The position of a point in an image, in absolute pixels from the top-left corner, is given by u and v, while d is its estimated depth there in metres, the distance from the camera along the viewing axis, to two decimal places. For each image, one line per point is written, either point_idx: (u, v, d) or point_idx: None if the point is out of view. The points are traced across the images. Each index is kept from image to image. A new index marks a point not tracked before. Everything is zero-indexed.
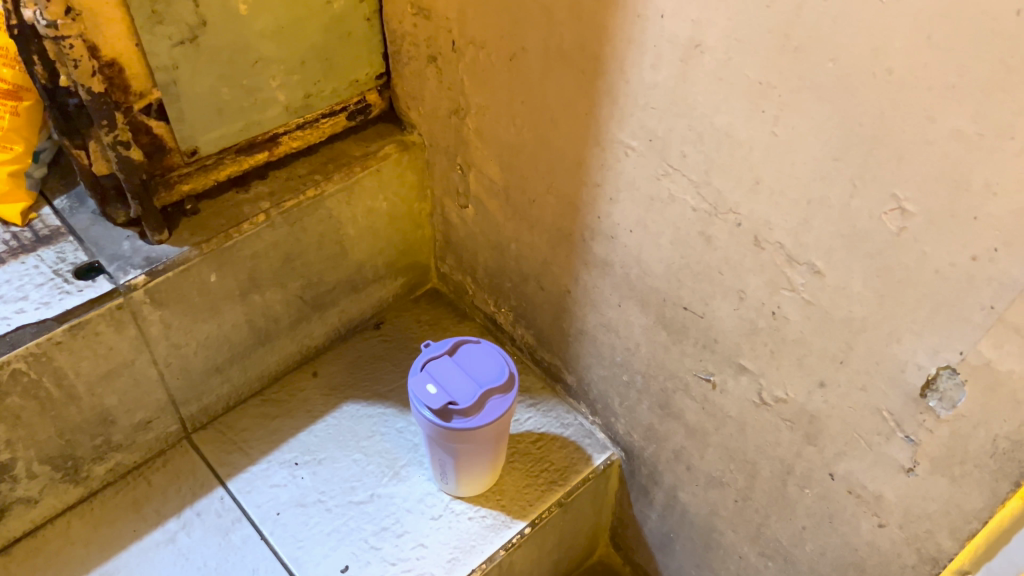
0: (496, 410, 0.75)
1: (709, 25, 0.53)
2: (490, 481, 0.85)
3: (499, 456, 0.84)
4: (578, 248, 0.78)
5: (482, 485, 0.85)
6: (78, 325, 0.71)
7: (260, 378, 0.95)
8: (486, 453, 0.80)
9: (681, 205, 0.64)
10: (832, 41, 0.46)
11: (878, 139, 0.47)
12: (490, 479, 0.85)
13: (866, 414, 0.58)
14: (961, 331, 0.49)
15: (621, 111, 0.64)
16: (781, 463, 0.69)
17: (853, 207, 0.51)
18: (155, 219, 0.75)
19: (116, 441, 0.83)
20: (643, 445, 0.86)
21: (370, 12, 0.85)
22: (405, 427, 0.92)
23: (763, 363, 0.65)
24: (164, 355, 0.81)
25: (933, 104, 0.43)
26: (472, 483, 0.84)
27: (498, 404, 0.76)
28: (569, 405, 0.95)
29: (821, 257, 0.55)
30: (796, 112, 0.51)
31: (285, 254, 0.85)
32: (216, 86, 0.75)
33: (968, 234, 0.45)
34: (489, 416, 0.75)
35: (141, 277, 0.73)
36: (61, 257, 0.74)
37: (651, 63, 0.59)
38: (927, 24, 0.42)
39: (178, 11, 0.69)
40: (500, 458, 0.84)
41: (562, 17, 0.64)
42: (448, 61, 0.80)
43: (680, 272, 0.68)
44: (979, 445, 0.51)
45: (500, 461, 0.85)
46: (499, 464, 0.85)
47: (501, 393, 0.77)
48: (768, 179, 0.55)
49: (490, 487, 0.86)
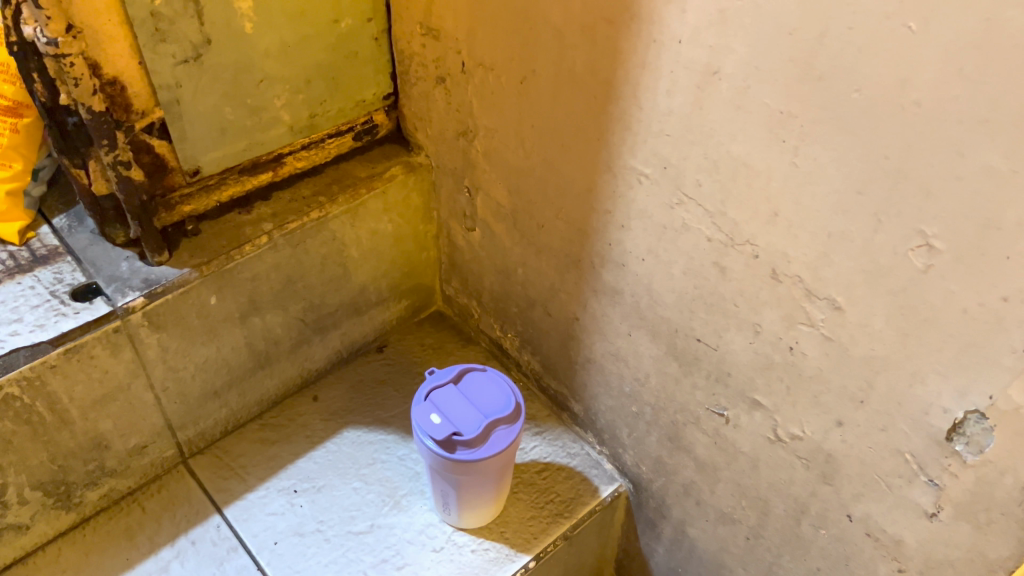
0: (501, 444, 0.73)
1: (727, 52, 0.51)
2: (494, 514, 0.83)
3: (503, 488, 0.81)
4: (587, 276, 0.77)
5: (485, 517, 0.82)
6: (73, 349, 0.69)
7: (259, 402, 0.93)
8: (489, 486, 0.78)
9: (695, 235, 0.62)
10: (857, 71, 0.44)
11: (904, 173, 0.45)
12: (493, 511, 0.83)
13: (887, 455, 0.56)
14: (990, 374, 0.46)
15: (633, 138, 0.62)
16: (795, 502, 0.66)
17: (877, 241, 0.49)
18: (155, 240, 0.73)
19: (110, 466, 0.81)
20: (651, 478, 0.84)
21: (378, 32, 0.83)
22: (406, 454, 0.90)
23: (778, 399, 0.63)
24: (161, 379, 0.79)
25: (963, 138, 0.42)
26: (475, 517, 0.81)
27: (504, 438, 0.74)
28: (575, 434, 0.93)
29: (841, 293, 0.53)
30: (818, 142, 0.49)
31: (287, 276, 0.84)
32: (219, 106, 0.74)
33: (998, 275, 0.43)
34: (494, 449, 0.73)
35: (138, 300, 0.71)
36: (58, 277, 0.73)
37: (665, 89, 0.57)
38: (959, 55, 0.40)
39: (184, 30, 0.67)
40: (504, 491, 0.82)
41: (574, 40, 0.62)
42: (457, 82, 0.79)
43: (692, 303, 0.66)
44: (1007, 492, 0.49)
45: (504, 493, 0.82)
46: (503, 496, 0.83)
47: (507, 424, 0.74)
48: (786, 212, 0.53)
49: (492, 522, 0.83)
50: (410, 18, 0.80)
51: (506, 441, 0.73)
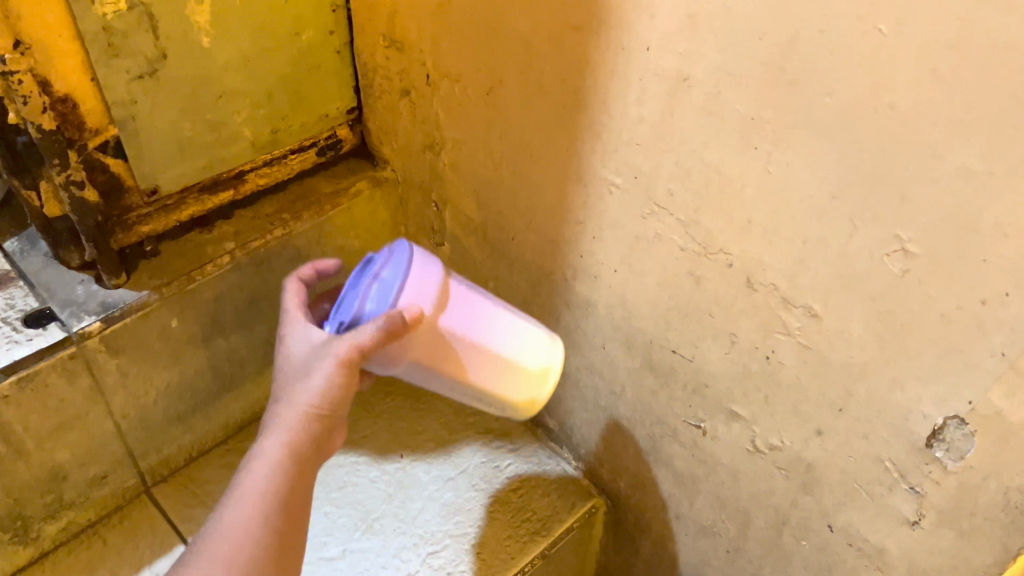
0: (453, 317, 0.60)
1: (698, 58, 0.50)
2: (554, 348, 0.66)
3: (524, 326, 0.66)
4: (560, 288, 0.75)
5: (536, 338, 0.66)
6: (26, 377, 0.66)
7: (226, 426, 0.91)
8: (488, 333, 0.62)
9: (668, 244, 0.61)
10: (829, 75, 0.44)
11: (881, 178, 0.44)
12: (544, 353, 0.66)
13: (868, 463, 0.55)
14: (971, 379, 0.46)
15: (604, 147, 0.61)
16: (776, 513, 0.66)
17: (853, 247, 0.48)
18: (112, 262, 0.70)
19: (68, 498, 0.78)
20: (629, 493, 0.83)
21: (340, 45, 0.82)
22: (378, 476, 0.87)
23: (756, 409, 0.62)
24: (121, 406, 0.76)
25: (938, 140, 0.41)
26: (529, 359, 0.65)
27: (422, 276, 0.58)
28: (551, 450, 0.91)
29: (818, 299, 0.52)
30: (791, 148, 0.48)
31: (251, 296, 0.81)
32: (178, 122, 0.72)
33: (976, 277, 0.43)
34: (422, 300, 0.58)
35: (96, 325, 0.69)
36: (10, 303, 0.69)
37: (635, 97, 0.56)
38: (932, 56, 0.39)
39: (138, 44, 0.65)
40: (529, 368, 0.65)
41: (541, 49, 0.61)
42: (422, 95, 0.77)
43: (667, 314, 0.65)
44: (990, 497, 0.48)
45: (543, 351, 0.66)
46: (536, 373, 0.65)
47: (394, 268, 0.58)
48: (760, 219, 0.53)
49: (558, 361, 0.66)
50: (373, 31, 0.79)
51: (405, 267, 0.58)
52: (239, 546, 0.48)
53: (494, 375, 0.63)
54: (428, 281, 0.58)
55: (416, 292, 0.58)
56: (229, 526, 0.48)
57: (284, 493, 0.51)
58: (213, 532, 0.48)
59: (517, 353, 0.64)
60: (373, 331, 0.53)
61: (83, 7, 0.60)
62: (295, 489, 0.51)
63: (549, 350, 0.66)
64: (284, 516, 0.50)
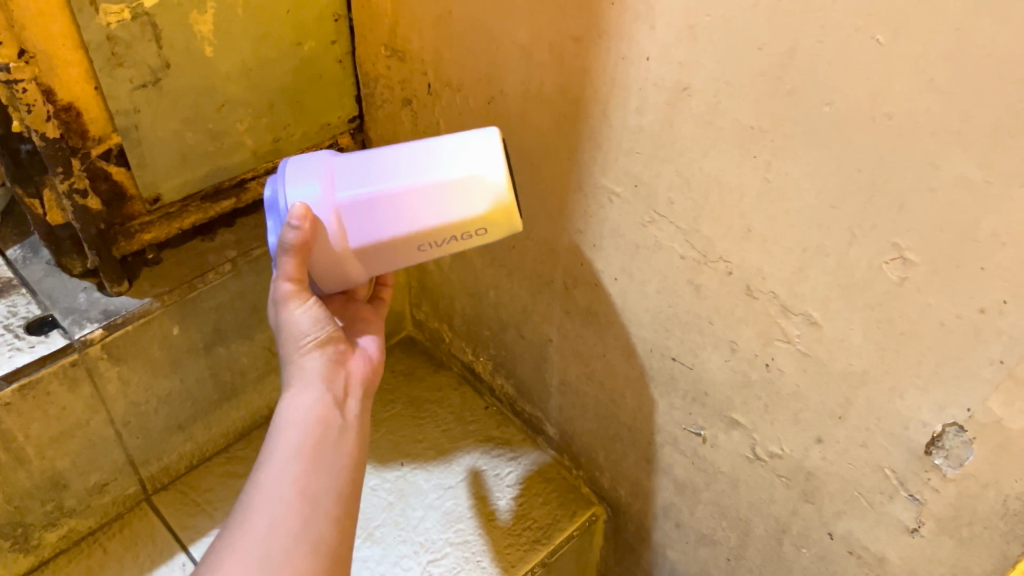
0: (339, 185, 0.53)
1: (697, 68, 0.51)
2: (490, 146, 0.52)
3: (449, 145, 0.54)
4: (560, 296, 0.76)
5: (472, 145, 0.52)
6: (28, 384, 0.66)
7: (226, 434, 0.91)
8: (393, 179, 0.52)
9: (668, 253, 0.61)
10: (827, 85, 0.44)
11: (879, 187, 0.45)
12: (475, 161, 0.52)
13: (867, 472, 0.55)
14: (969, 388, 0.46)
15: (604, 156, 0.61)
16: (776, 521, 0.66)
17: (852, 255, 0.48)
18: (114, 270, 0.71)
19: (69, 506, 0.78)
20: (629, 501, 0.83)
21: (342, 54, 0.82)
22: (379, 484, 0.87)
23: (756, 417, 0.62)
24: (122, 414, 0.76)
25: (936, 150, 0.41)
26: (451, 168, 0.52)
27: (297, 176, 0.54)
28: (551, 458, 0.91)
29: (817, 308, 0.52)
30: (789, 158, 0.48)
31: (252, 304, 0.82)
32: (180, 131, 0.72)
33: (975, 286, 0.43)
34: (321, 207, 0.53)
35: (97, 331, 0.69)
36: (12, 311, 0.69)
37: (635, 106, 0.56)
38: (929, 66, 0.40)
39: (141, 54, 0.65)
40: (472, 187, 0.52)
41: (542, 59, 0.62)
42: (423, 104, 0.78)
43: (667, 322, 0.65)
44: (990, 505, 0.49)
45: (470, 175, 0.52)
46: (484, 193, 0.52)
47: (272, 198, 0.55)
48: (759, 228, 0.53)
49: (495, 150, 0.52)
50: (374, 41, 0.79)
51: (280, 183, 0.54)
52: (281, 494, 0.47)
53: (449, 214, 0.53)
54: (302, 181, 0.53)
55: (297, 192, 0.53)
56: (275, 470, 0.49)
57: (310, 438, 0.51)
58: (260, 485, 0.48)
59: (459, 186, 0.52)
60: (291, 256, 0.52)
61: (87, 16, 0.61)
62: (322, 429, 0.52)
63: (476, 152, 0.52)
64: (317, 457, 0.50)
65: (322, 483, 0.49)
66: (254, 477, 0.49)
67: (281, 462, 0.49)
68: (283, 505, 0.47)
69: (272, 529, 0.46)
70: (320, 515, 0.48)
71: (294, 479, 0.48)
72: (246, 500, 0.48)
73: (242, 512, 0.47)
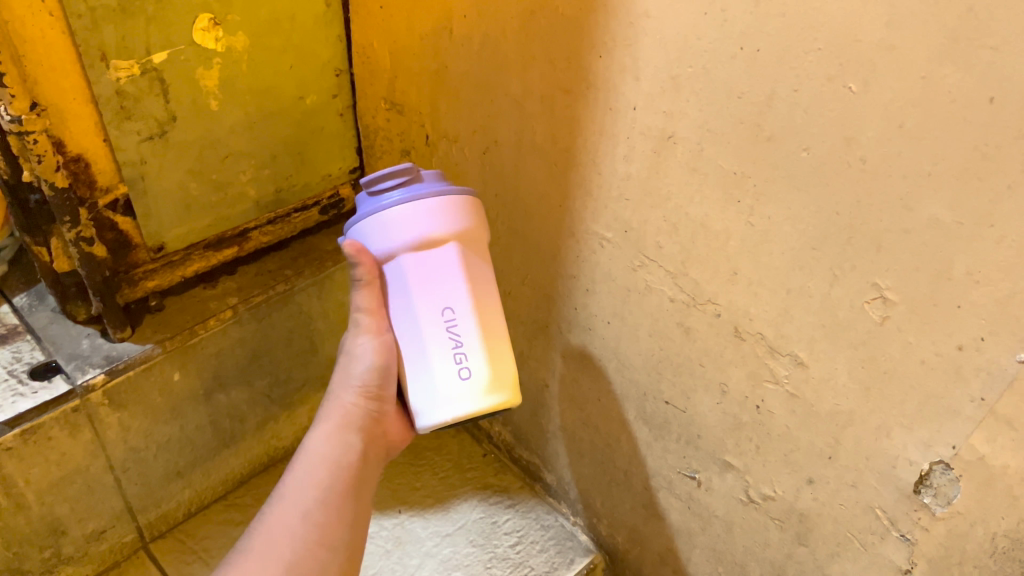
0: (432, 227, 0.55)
1: (681, 117, 0.53)
2: (508, 369, 0.59)
3: (496, 354, 0.58)
4: (556, 341, 0.77)
5: (498, 362, 0.58)
6: (30, 430, 0.67)
7: (225, 481, 0.91)
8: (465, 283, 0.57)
9: (658, 296, 0.62)
10: (803, 131, 0.46)
11: (856, 228, 0.46)
12: (458, 385, 0.56)
13: (858, 512, 0.56)
14: (952, 424, 0.47)
15: (595, 204, 0.63)
16: (771, 565, 0.65)
17: (834, 296, 0.50)
18: (118, 316, 0.72)
19: (66, 553, 0.78)
20: (627, 548, 0.83)
21: (344, 107, 0.85)
22: (376, 532, 0.87)
23: (748, 459, 0.62)
24: (122, 460, 0.77)
25: (909, 192, 0.43)
26: (487, 329, 0.58)
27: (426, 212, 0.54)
28: (549, 505, 0.91)
29: (803, 348, 0.53)
30: (770, 202, 0.50)
31: (253, 350, 0.83)
32: (184, 181, 0.75)
33: (951, 324, 0.44)
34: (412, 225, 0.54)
35: (99, 377, 0.70)
36: (16, 357, 0.70)
37: (623, 155, 0.58)
38: (899, 112, 0.41)
39: (149, 107, 0.68)
40: (452, 372, 0.56)
41: (534, 111, 0.64)
42: (422, 154, 0.80)
43: (659, 365, 0.66)
44: (978, 544, 0.49)
45: (466, 367, 0.56)
46: (449, 380, 0.56)
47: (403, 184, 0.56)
48: (745, 270, 0.54)
49: (505, 371, 0.58)
50: (375, 95, 0.82)
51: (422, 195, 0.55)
52: (296, 537, 0.53)
53: (423, 350, 0.57)
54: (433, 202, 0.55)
55: (412, 225, 0.54)
56: (285, 512, 0.54)
57: (336, 482, 0.57)
58: (269, 520, 0.54)
59: (446, 351, 0.56)
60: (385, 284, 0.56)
61: (98, 72, 0.63)
62: (348, 472, 0.57)
63: (469, 389, 0.56)
64: (339, 500, 0.56)
65: (340, 528, 0.55)
66: (276, 508, 0.55)
67: (306, 498, 0.55)
68: (297, 539, 0.53)
69: (285, 558, 0.52)
70: (334, 550, 0.54)
71: (312, 518, 0.54)
72: (267, 525, 0.54)
73: (264, 535, 0.53)
